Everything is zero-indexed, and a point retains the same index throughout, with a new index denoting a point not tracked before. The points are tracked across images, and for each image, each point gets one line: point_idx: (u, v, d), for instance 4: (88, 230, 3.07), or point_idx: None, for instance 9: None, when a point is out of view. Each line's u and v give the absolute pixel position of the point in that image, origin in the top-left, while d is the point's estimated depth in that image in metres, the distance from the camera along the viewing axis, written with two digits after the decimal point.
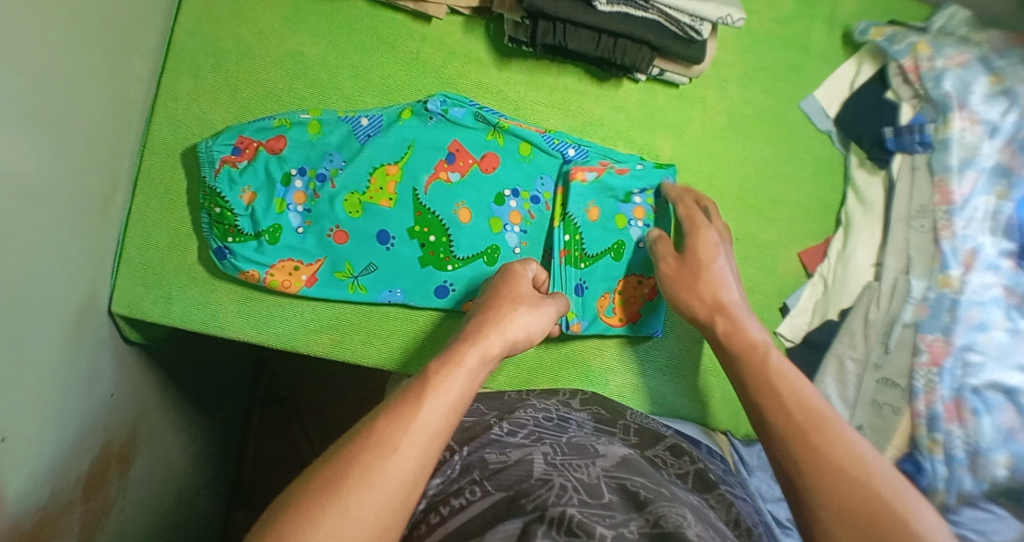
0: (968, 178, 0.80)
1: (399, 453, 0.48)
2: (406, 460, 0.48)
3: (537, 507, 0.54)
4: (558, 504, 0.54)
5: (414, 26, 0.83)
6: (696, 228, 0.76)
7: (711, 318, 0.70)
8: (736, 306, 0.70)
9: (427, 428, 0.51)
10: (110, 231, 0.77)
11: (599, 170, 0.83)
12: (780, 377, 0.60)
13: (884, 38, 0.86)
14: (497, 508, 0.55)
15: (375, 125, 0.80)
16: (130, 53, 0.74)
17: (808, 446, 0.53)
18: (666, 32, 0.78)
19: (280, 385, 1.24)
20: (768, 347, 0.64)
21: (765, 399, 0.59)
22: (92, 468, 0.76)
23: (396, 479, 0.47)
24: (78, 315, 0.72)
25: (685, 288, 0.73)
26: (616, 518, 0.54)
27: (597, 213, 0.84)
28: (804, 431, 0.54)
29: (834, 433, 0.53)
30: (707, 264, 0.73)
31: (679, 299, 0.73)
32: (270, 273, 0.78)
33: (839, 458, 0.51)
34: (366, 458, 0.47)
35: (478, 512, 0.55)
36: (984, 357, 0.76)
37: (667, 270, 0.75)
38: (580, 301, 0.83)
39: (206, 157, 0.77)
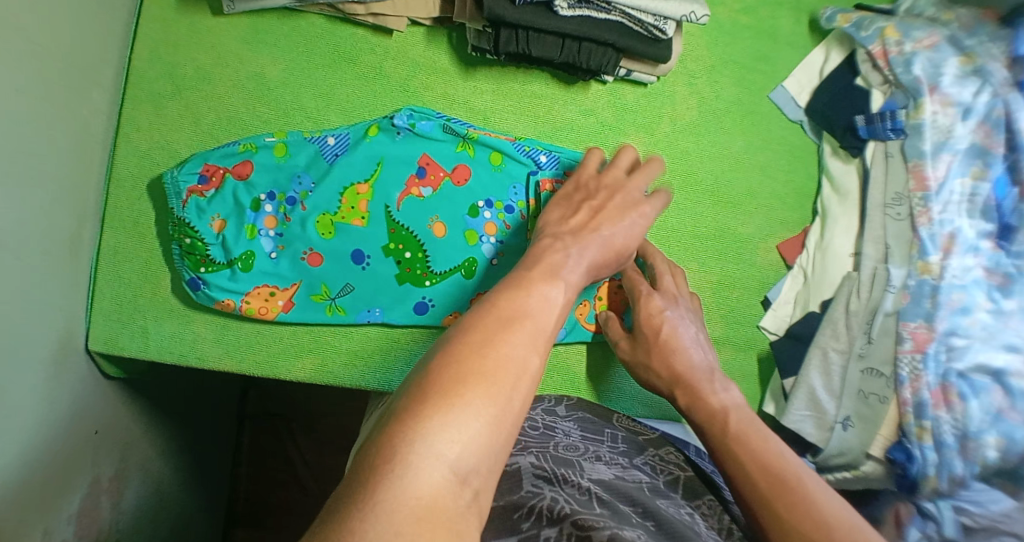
0: (943, 161, 0.80)
1: (495, 385, 0.41)
2: (503, 396, 0.41)
3: (532, 525, 0.54)
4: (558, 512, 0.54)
5: (376, 40, 0.82)
6: (643, 298, 0.75)
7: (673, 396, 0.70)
8: (694, 376, 0.69)
9: (521, 365, 0.43)
10: (80, 269, 0.75)
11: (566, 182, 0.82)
12: (740, 444, 0.61)
13: (851, 24, 0.85)
14: (494, 516, 0.55)
15: (343, 143, 0.80)
16: (87, 87, 0.72)
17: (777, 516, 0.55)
18: (630, 32, 0.77)
19: (270, 401, 1.19)
20: (732, 412, 0.64)
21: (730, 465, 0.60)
22: (80, 506, 0.75)
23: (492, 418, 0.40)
24: (54, 356, 0.71)
25: (646, 367, 0.73)
26: (609, 522, 0.53)
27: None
28: (766, 500, 0.56)
29: (796, 496, 0.55)
30: (657, 336, 0.73)
31: (644, 381, 0.74)
32: (245, 301, 0.77)
33: (804, 526, 0.53)
34: (462, 388, 0.40)
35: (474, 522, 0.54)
36: (969, 340, 0.76)
37: (626, 351, 0.76)
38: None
39: (172, 188, 0.76)
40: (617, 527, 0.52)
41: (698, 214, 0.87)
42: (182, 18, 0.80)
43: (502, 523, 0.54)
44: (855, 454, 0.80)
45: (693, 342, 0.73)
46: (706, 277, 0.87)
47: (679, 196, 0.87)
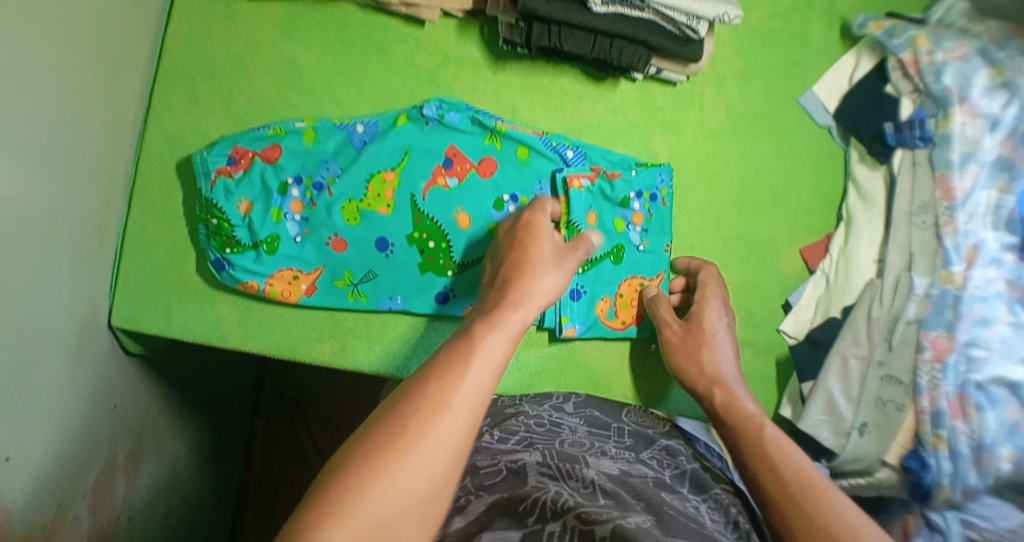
0: (969, 172, 0.79)
1: (460, 400, 0.51)
2: (461, 417, 0.50)
3: (537, 519, 0.54)
4: (559, 510, 0.55)
5: (408, 30, 0.82)
6: (701, 303, 0.80)
7: (711, 390, 0.74)
8: (734, 381, 0.74)
9: (482, 381, 0.53)
10: (107, 247, 0.76)
11: (593, 176, 0.82)
12: (775, 448, 0.64)
13: (882, 31, 0.86)
14: (492, 510, 0.56)
15: (371, 131, 0.80)
16: (121, 67, 0.73)
17: (801, 515, 0.57)
18: (662, 31, 0.77)
19: (284, 386, 1.21)
20: (764, 419, 0.68)
21: (759, 467, 0.63)
22: (97, 480, 0.76)
23: (453, 431, 0.49)
24: (78, 331, 0.72)
25: (689, 359, 0.77)
26: (612, 514, 0.54)
27: (596, 218, 0.83)
28: (796, 501, 0.58)
29: (823, 499, 0.57)
30: (708, 339, 0.77)
31: (679, 369, 0.77)
32: (269, 283, 0.78)
33: (831, 526, 0.55)
34: (428, 407, 0.50)
35: (477, 516, 0.56)
36: (988, 353, 0.76)
37: (670, 339, 0.79)
38: (576, 306, 0.82)
39: (201, 168, 0.77)
40: (619, 518, 0.54)
41: (721, 216, 0.87)
42: (216, 1, 0.80)
43: (506, 517, 0.55)
44: (870, 461, 0.80)
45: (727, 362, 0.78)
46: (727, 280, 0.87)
47: (703, 198, 0.87)
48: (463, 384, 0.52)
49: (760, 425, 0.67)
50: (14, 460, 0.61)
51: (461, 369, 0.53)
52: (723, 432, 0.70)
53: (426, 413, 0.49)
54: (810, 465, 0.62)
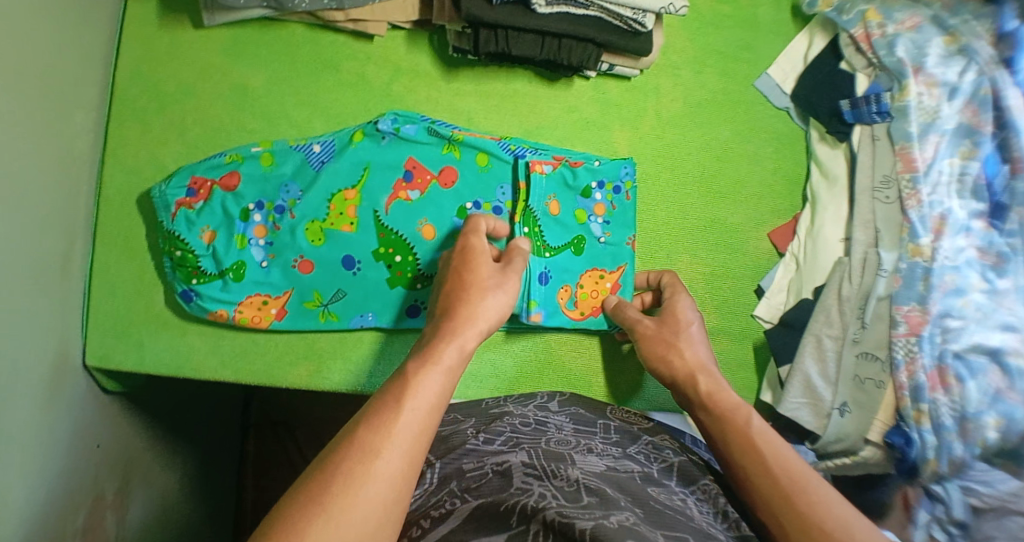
0: (930, 142, 0.80)
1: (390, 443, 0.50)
2: (394, 460, 0.50)
3: (520, 519, 0.54)
4: (542, 508, 0.55)
5: (357, 46, 0.82)
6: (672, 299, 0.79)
7: (694, 378, 0.70)
8: (712, 367, 0.72)
9: (415, 422, 0.52)
10: (73, 287, 0.76)
11: (555, 164, 0.82)
12: (763, 441, 0.61)
13: (832, 9, 0.85)
14: (479, 512, 0.57)
15: (328, 150, 0.80)
16: (73, 106, 0.73)
17: (792, 513, 0.55)
18: (609, 27, 0.77)
19: (272, 408, 1.20)
20: (748, 407, 0.66)
21: (746, 462, 0.61)
22: (86, 520, 0.76)
23: (385, 475, 0.49)
24: (52, 374, 0.72)
25: (669, 347, 0.74)
26: (595, 513, 0.54)
27: (558, 206, 0.82)
28: (788, 495, 0.56)
29: (816, 494, 0.56)
30: (685, 328, 0.75)
31: (659, 359, 0.74)
32: (239, 311, 0.77)
33: (826, 521, 0.54)
34: (358, 453, 0.49)
35: (461, 521, 0.56)
36: (963, 322, 0.76)
37: (645, 332, 0.76)
38: (540, 293, 0.80)
39: (161, 202, 0.77)
40: (601, 516, 0.53)
41: (686, 206, 0.87)
42: (163, 33, 0.80)
43: (490, 521, 0.55)
44: (853, 440, 0.80)
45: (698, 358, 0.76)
46: (698, 269, 0.87)
47: (667, 188, 0.87)
48: (396, 428, 0.51)
49: (747, 416, 0.64)
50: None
51: (392, 412, 0.52)
52: (705, 421, 0.67)
53: (356, 459, 0.49)
54: (796, 457, 0.60)
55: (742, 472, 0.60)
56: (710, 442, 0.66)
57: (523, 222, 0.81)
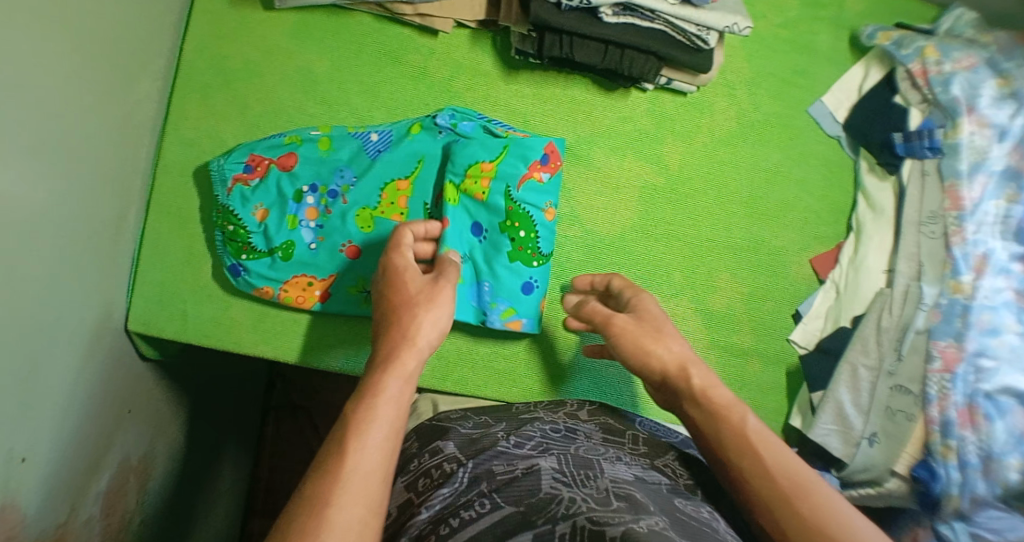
0: (978, 182, 0.80)
1: (354, 476, 0.49)
2: (351, 507, 0.48)
3: (547, 523, 0.53)
4: (571, 514, 0.54)
5: (422, 40, 0.84)
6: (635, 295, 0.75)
7: (686, 372, 0.66)
8: (693, 359, 0.67)
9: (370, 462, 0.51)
10: (123, 252, 0.77)
11: (552, 171, 0.82)
12: (760, 441, 0.59)
13: (891, 42, 0.86)
14: (508, 522, 0.55)
15: (385, 140, 0.81)
16: (140, 74, 0.74)
17: (793, 518, 0.54)
18: (673, 41, 0.78)
19: (295, 392, 1.21)
20: (742, 406, 0.63)
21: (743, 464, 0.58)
22: (109, 484, 0.77)
23: (353, 509, 0.48)
24: (94, 335, 0.73)
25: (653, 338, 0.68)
26: (625, 516, 0.53)
27: (554, 213, 0.82)
28: (789, 498, 0.55)
29: (818, 496, 0.55)
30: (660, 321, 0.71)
31: (642, 351, 0.68)
32: (283, 289, 0.79)
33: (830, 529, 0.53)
34: (309, 507, 0.47)
35: (489, 524, 0.55)
36: (997, 362, 0.77)
37: (623, 327, 0.70)
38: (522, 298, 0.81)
39: (218, 175, 0.79)
40: (631, 521, 0.52)
41: (731, 224, 0.88)
42: (234, 12, 0.81)
43: (517, 525, 0.54)
44: (879, 471, 0.80)
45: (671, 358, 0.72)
46: (738, 287, 0.87)
47: (714, 205, 0.88)
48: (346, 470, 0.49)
49: (743, 414, 0.61)
50: (29, 461, 0.62)
51: (340, 457, 0.50)
52: (697, 419, 0.63)
53: (325, 491, 0.48)
54: (793, 455, 0.59)
55: (741, 474, 0.58)
56: (703, 444, 0.63)
57: (521, 227, 0.80)
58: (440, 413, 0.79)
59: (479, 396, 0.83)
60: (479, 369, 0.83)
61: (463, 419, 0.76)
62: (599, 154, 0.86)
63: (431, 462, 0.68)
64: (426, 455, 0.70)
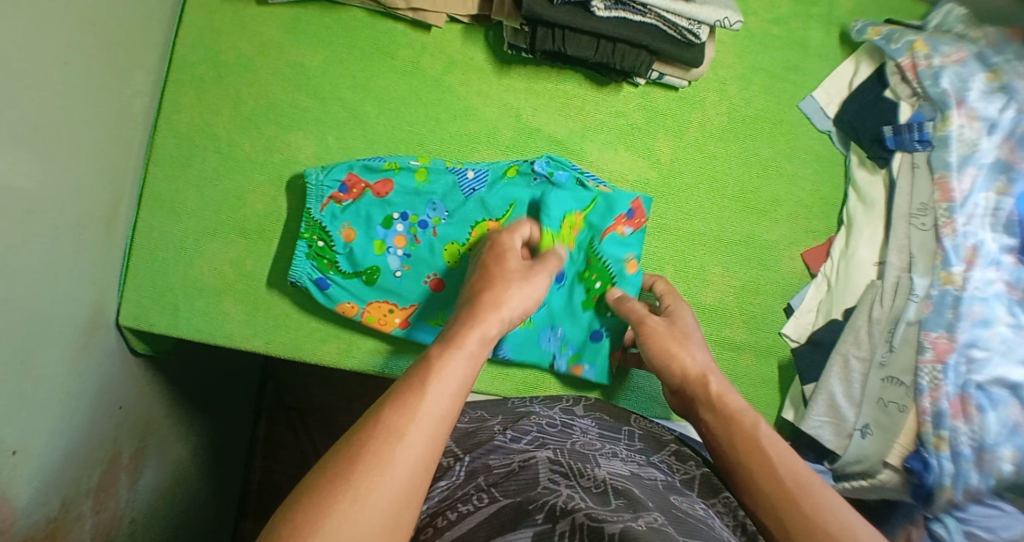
0: (968, 174, 0.81)
1: (428, 415, 0.50)
2: (418, 442, 0.48)
3: (546, 515, 0.53)
4: (569, 509, 0.54)
5: (414, 35, 0.84)
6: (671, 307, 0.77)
7: (705, 378, 0.68)
8: (715, 371, 0.69)
9: (439, 406, 0.51)
10: (116, 244, 0.77)
11: (636, 228, 0.83)
12: (770, 444, 0.60)
13: (880, 38, 0.87)
14: (504, 514, 0.55)
15: (481, 178, 0.81)
16: (133, 67, 0.74)
17: (796, 517, 0.55)
18: (664, 35, 0.78)
19: (287, 393, 1.20)
20: (756, 414, 0.64)
21: (754, 467, 0.60)
22: (100, 479, 0.76)
23: (417, 445, 0.48)
24: (86, 328, 0.73)
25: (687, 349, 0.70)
26: (623, 515, 0.53)
27: (636, 265, 0.82)
28: (794, 499, 0.56)
29: (821, 500, 0.56)
30: (691, 333, 0.73)
31: (667, 357, 0.70)
32: (366, 309, 0.80)
33: (830, 526, 0.54)
34: (383, 432, 0.48)
35: (485, 518, 0.55)
36: (988, 353, 0.77)
37: (654, 329, 0.73)
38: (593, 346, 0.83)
39: (315, 189, 0.79)
40: (629, 519, 0.52)
41: (723, 218, 0.88)
42: (227, 7, 0.82)
43: (516, 517, 0.54)
44: (872, 462, 0.80)
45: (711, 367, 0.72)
46: (730, 281, 0.88)
47: (706, 200, 0.88)
48: (420, 412, 0.49)
49: (755, 420, 0.63)
50: (18, 454, 0.62)
51: (417, 393, 0.51)
52: (710, 422, 0.65)
53: (389, 421, 0.48)
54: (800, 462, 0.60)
55: (749, 478, 0.59)
56: (713, 447, 0.64)
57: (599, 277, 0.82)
58: None
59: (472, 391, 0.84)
60: None
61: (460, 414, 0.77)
62: (592, 148, 0.86)
63: None
64: None
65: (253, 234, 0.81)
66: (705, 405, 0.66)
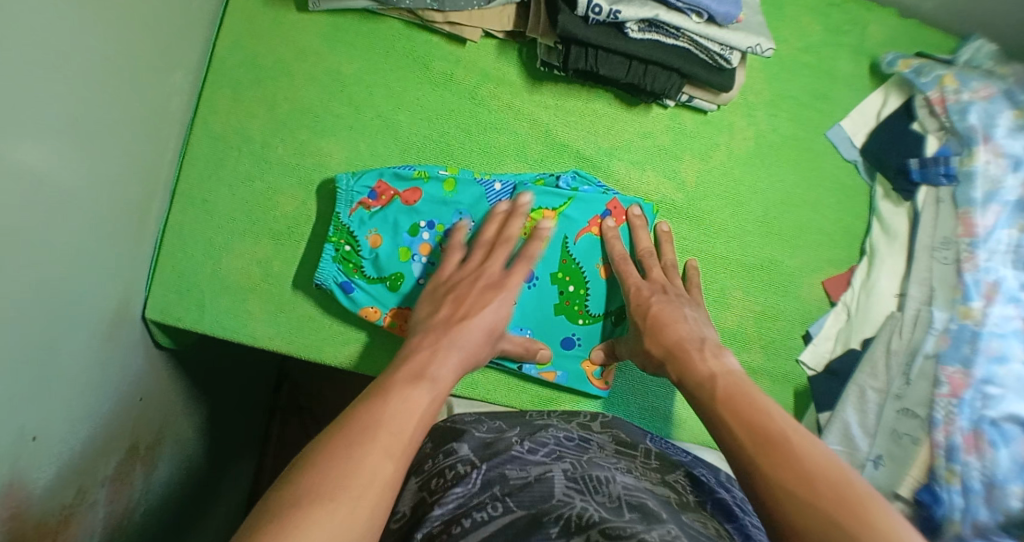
0: (992, 211, 0.81)
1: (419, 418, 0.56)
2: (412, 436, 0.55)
3: (560, 531, 0.54)
4: (583, 526, 0.54)
5: (449, 48, 0.85)
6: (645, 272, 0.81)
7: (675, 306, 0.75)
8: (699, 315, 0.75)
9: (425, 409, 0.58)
10: (146, 238, 0.78)
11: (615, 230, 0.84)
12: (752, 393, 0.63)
13: (910, 70, 0.88)
14: (519, 525, 0.56)
15: (506, 190, 0.83)
16: (174, 66, 0.76)
17: (780, 452, 0.55)
18: (695, 59, 0.79)
19: (302, 394, 1.21)
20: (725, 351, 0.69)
21: (727, 417, 0.60)
22: (116, 469, 0.77)
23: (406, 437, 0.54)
24: (112, 319, 0.74)
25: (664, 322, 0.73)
26: (637, 527, 0.53)
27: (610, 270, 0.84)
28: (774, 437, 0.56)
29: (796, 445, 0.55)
30: (654, 297, 0.76)
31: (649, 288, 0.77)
32: (389, 315, 0.80)
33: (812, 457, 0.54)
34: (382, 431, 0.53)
35: (502, 529, 0.55)
36: (1003, 390, 0.76)
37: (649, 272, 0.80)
38: (565, 351, 0.84)
39: (345, 195, 0.80)
40: (643, 532, 0.53)
41: (745, 242, 0.89)
42: (268, 12, 0.83)
43: (529, 531, 0.55)
44: (882, 493, 0.80)
45: (692, 318, 0.74)
46: (750, 305, 0.88)
47: (729, 223, 0.89)
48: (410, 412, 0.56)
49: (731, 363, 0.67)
50: (37, 440, 0.62)
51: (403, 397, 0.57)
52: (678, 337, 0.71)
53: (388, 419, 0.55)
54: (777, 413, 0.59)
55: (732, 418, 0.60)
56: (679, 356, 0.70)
57: (571, 281, 0.83)
58: (454, 415, 0.79)
59: (487, 401, 0.84)
60: (494, 372, 0.84)
61: (477, 422, 0.76)
62: (619, 167, 0.87)
63: (444, 463, 0.68)
64: (440, 455, 0.70)
65: (281, 236, 0.82)
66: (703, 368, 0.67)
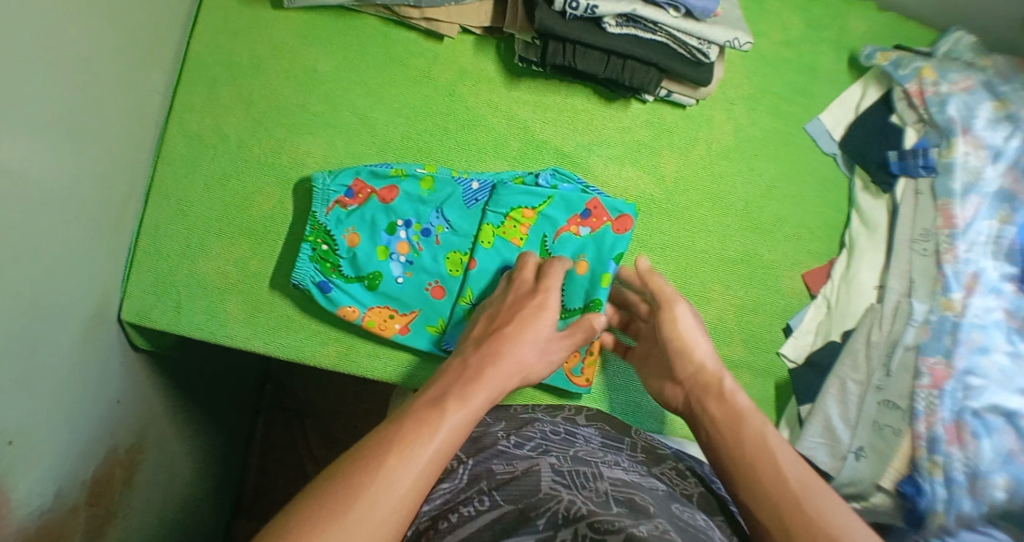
0: (971, 202, 0.81)
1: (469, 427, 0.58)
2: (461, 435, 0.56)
3: (547, 523, 0.53)
4: (572, 519, 0.53)
5: (427, 45, 0.85)
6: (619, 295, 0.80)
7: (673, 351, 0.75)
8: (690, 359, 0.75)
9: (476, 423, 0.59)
10: (123, 239, 0.78)
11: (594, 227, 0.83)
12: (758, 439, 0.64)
13: (890, 63, 0.87)
14: (507, 520, 0.55)
15: (485, 188, 0.82)
16: (149, 65, 0.75)
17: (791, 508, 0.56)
18: (673, 53, 0.79)
19: (285, 395, 1.21)
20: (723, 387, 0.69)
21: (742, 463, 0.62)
22: (96, 473, 0.77)
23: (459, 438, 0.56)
24: (89, 321, 0.73)
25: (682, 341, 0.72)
26: (625, 522, 0.53)
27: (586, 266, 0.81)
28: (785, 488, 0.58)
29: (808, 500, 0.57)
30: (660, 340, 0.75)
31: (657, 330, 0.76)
32: (367, 314, 0.80)
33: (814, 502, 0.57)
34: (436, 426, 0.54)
35: (488, 522, 0.55)
36: (985, 381, 0.77)
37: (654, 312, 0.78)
38: None
39: (322, 194, 0.80)
40: (631, 527, 0.52)
41: (726, 237, 0.89)
42: (243, 10, 0.82)
43: (517, 524, 0.54)
44: (865, 486, 0.80)
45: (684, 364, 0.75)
46: (731, 300, 0.88)
47: (709, 217, 0.88)
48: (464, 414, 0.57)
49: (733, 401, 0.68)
50: (15, 443, 0.61)
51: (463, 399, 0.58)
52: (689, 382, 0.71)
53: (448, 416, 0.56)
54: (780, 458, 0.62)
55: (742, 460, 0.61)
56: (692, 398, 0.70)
57: None
58: None
59: None
60: None
61: None
62: (598, 162, 0.87)
63: None
64: None
65: (259, 236, 0.81)
66: (706, 400, 0.67)
